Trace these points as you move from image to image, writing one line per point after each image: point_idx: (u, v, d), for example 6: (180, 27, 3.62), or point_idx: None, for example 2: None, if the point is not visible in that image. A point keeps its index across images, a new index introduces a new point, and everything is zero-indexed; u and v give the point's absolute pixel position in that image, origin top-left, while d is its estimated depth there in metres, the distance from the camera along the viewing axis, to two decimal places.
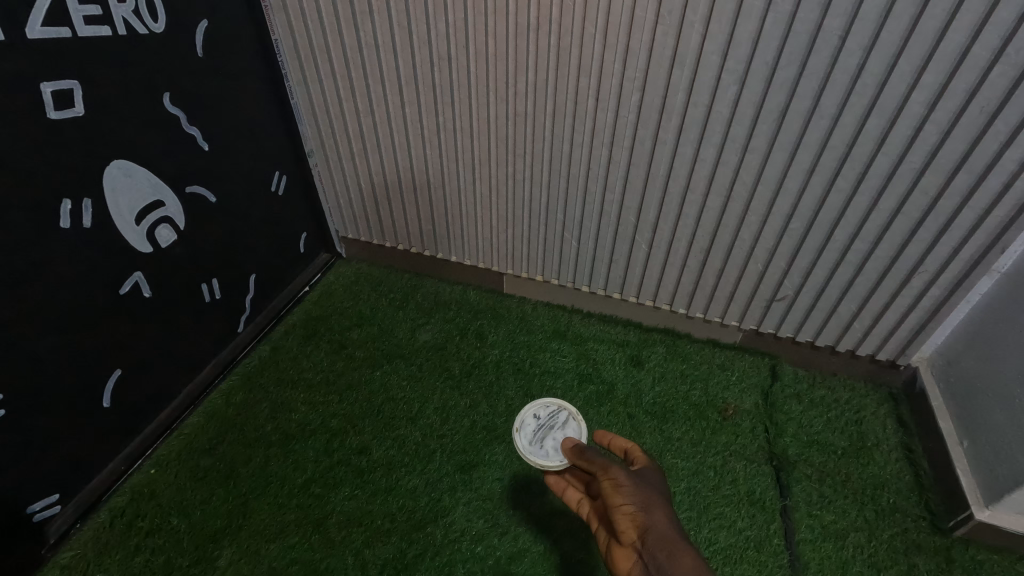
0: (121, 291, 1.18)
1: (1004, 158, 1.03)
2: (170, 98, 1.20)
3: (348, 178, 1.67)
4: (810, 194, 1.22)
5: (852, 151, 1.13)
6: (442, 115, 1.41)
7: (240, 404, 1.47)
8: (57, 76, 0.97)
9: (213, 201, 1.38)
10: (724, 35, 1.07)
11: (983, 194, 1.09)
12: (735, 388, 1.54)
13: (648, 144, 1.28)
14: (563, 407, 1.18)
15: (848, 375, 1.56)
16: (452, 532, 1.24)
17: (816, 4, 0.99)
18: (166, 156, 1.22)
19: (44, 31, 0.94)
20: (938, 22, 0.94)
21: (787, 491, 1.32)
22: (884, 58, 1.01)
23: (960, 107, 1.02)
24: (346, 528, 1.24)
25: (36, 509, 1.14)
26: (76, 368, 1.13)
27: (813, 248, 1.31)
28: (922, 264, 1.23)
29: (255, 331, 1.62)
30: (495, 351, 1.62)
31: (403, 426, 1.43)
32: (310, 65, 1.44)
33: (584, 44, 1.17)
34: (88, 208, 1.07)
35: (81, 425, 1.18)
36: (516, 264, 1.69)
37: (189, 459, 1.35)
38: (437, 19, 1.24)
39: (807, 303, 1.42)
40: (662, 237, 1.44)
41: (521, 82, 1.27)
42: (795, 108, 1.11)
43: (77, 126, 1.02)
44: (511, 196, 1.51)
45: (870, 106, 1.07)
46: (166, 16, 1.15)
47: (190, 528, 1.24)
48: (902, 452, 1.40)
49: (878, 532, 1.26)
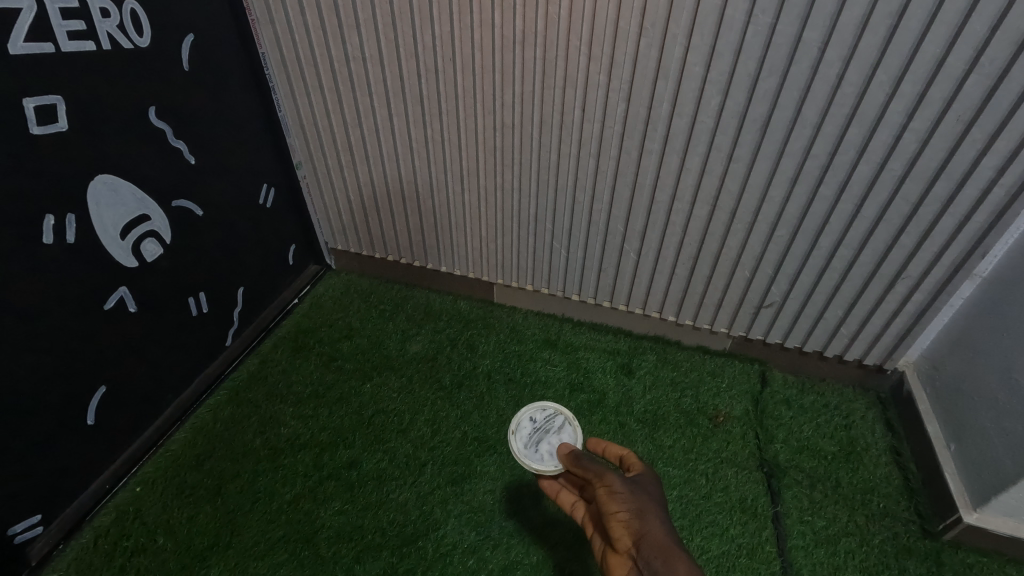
0: (106, 306, 1.17)
1: (981, 165, 1.05)
2: (156, 112, 1.19)
3: (337, 190, 1.67)
4: (795, 202, 1.24)
5: (833, 159, 1.15)
6: (429, 126, 1.41)
7: (229, 419, 1.45)
8: (40, 91, 0.97)
9: (200, 214, 1.37)
10: (706, 46, 1.09)
11: (961, 202, 1.11)
12: (725, 395, 1.54)
13: (634, 154, 1.29)
14: (561, 412, 1.16)
15: (837, 380, 1.58)
16: (444, 545, 1.23)
17: (795, 17, 1.00)
18: (152, 170, 1.22)
19: (27, 47, 0.93)
20: (914, 33, 0.96)
21: (778, 498, 1.32)
22: (863, 70, 1.03)
23: (937, 116, 1.04)
24: (335, 544, 1.23)
25: (17, 530, 1.12)
26: (58, 384, 1.11)
27: (799, 256, 1.33)
28: (906, 270, 1.24)
29: (243, 344, 1.61)
30: (486, 361, 1.62)
31: (393, 438, 1.43)
32: (298, 78, 1.44)
33: (570, 56, 1.18)
34: (72, 224, 1.06)
35: (64, 443, 1.16)
36: (505, 274, 1.69)
37: (176, 476, 1.33)
38: (424, 33, 1.25)
39: (795, 309, 1.43)
40: (650, 246, 1.44)
41: (509, 94, 1.28)
42: (778, 119, 1.13)
43: (60, 140, 1.02)
44: (500, 206, 1.51)
45: (851, 115, 1.09)
46: (151, 30, 1.15)
47: (176, 547, 1.22)
48: (890, 456, 1.41)
49: (869, 537, 1.26)
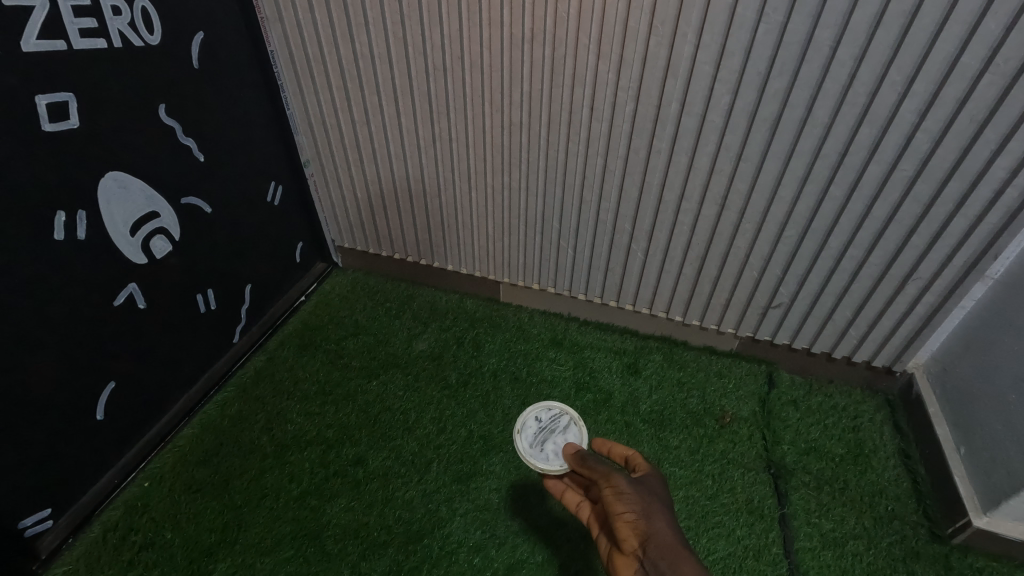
0: (116, 302, 1.18)
1: (994, 166, 1.04)
2: (166, 110, 1.20)
3: (345, 188, 1.67)
4: (804, 202, 1.23)
5: (844, 159, 1.14)
6: (437, 125, 1.41)
7: (236, 416, 1.46)
8: (52, 89, 0.98)
9: (208, 211, 1.38)
10: (716, 45, 1.08)
11: (974, 203, 1.10)
12: (732, 396, 1.54)
13: (642, 153, 1.28)
14: (566, 412, 1.16)
15: (845, 382, 1.56)
16: (449, 543, 1.23)
17: (807, 15, 0.99)
18: (162, 167, 1.22)
19: (39, 44, 0.94)
20: (927, 32, 0.95)
21: (785, 500, 1.31)
22: (875, 68, 1.02)
23: (950, 116, 1.03)
24: (341, 541, 1.23)
25: (27, 524, 1.13)
26: (68, 379, 1.12)
27: (808, 256, 1.32)
28: (916, 271, 1.23)
29: (250, 341, 1.61)
30: (492, 360, 1.62)
31: (399, 436, 1.43)
32: (306, 76, 1.45)
33: (579, 54, 1.18)
34: (83, 220, 1.07)
35: (73, 438, 1.17)
36: (511, 273, 1.69)
37: (184, 472, 1.34)
38: (433, 31, 1.25)
39: (803, 310, 1.42)
40: (657, 245, 1.44)
41: (516, 93, 1.28)
42: (788, 118, 1.12)
43: (70, 138, 1.02)
44: (507, 204, 1.51)
45: (862, 115, 1.08)
46: (161, 28, 1.15)
47: (184, 542, 1.22)
48: (899, 459, 1.40)
49: (877, 540, 1.25)
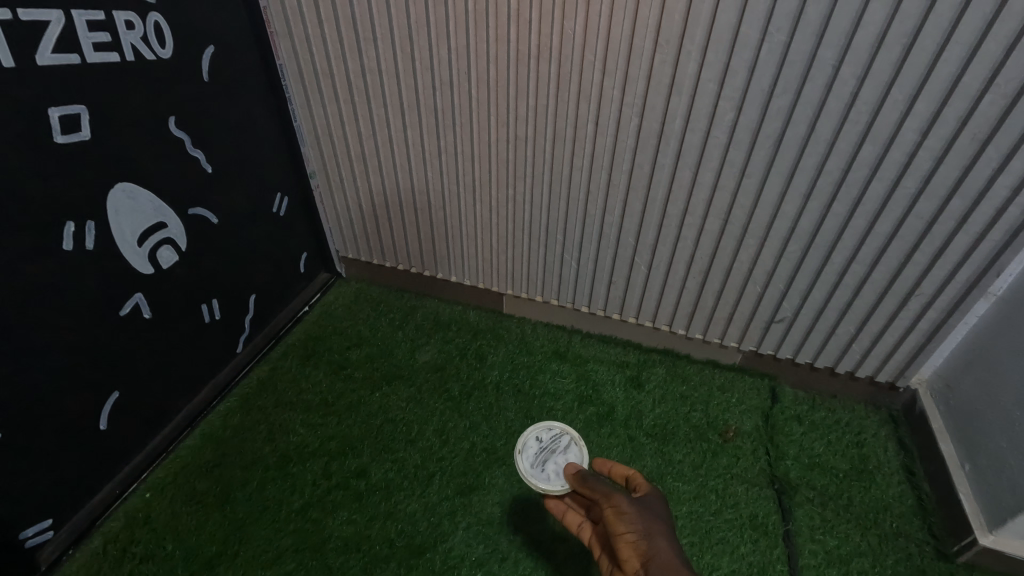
0: (122, 311, 1.18)
1: (997, 183, 1.05)
2: (176, 122, 1.21)
3: (350, 200, 1.68)
4: (807, 217, 1.24)
5: (847, 175, 1.15)
6: (442, 139, 1.43)
7: (238, 427, 1.46)
8: (66, 101, 0.99)
9: (214, 222, 1.39)
10: (720, 63, 1.10)
11: (976, 220, 1.10)
12: (734, 410, 1.54)
13: (646, 167, 1.29)
14: (566, 431, 1.17)
15: (848, 397, 1.56)
16: (452, 558, 1.23)
17: (809, 34, 1.01)
18: (171, 178, 1.23)
19: (54, 58, 0.96)
20: (929, 53, 0.97)
21: (789, 516, 1.31)
22: (877, 88, 1.03)
23: (951, 135, 1.04)
24: (344, 554, 1.22)
25: (28, 534, 1.13)
26: (73, 389, 1.12)
27: (811, 271, 1.32)
28: (919, 287, 1.24)
29: (253, 352, 1.62)
30: (495, 371, 1.62)
31: (402, 448, 1.43)
32: (314, 89, 1.46)
33: (584, 70, 1.19)
34: (92, 231, 1.08)
35: (76, 448, 1.17)
36: (515, 285, 1.70)
37: (185, 483, 1.34)
38: (440, 47, 1.27)
39: (806, 325, 1.42)
40: (660, 259, 1.45)
41: (522, 108, 1.30)
42: (792, 135, 1.13)
43: (83, 149, 1.03)
44: (511, 217, 1.52)
45: (865, 133, 1.09)
46: (173, 42, 1.17)
47: (184, 555, 1.22)
48: (903, 475, 1.40)
49: (882, 558, 1.24)
